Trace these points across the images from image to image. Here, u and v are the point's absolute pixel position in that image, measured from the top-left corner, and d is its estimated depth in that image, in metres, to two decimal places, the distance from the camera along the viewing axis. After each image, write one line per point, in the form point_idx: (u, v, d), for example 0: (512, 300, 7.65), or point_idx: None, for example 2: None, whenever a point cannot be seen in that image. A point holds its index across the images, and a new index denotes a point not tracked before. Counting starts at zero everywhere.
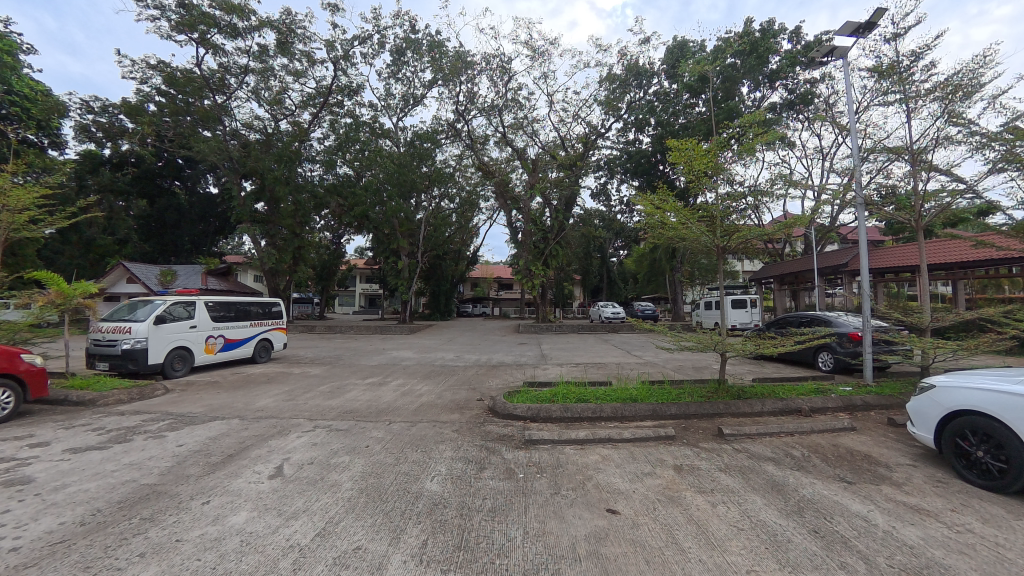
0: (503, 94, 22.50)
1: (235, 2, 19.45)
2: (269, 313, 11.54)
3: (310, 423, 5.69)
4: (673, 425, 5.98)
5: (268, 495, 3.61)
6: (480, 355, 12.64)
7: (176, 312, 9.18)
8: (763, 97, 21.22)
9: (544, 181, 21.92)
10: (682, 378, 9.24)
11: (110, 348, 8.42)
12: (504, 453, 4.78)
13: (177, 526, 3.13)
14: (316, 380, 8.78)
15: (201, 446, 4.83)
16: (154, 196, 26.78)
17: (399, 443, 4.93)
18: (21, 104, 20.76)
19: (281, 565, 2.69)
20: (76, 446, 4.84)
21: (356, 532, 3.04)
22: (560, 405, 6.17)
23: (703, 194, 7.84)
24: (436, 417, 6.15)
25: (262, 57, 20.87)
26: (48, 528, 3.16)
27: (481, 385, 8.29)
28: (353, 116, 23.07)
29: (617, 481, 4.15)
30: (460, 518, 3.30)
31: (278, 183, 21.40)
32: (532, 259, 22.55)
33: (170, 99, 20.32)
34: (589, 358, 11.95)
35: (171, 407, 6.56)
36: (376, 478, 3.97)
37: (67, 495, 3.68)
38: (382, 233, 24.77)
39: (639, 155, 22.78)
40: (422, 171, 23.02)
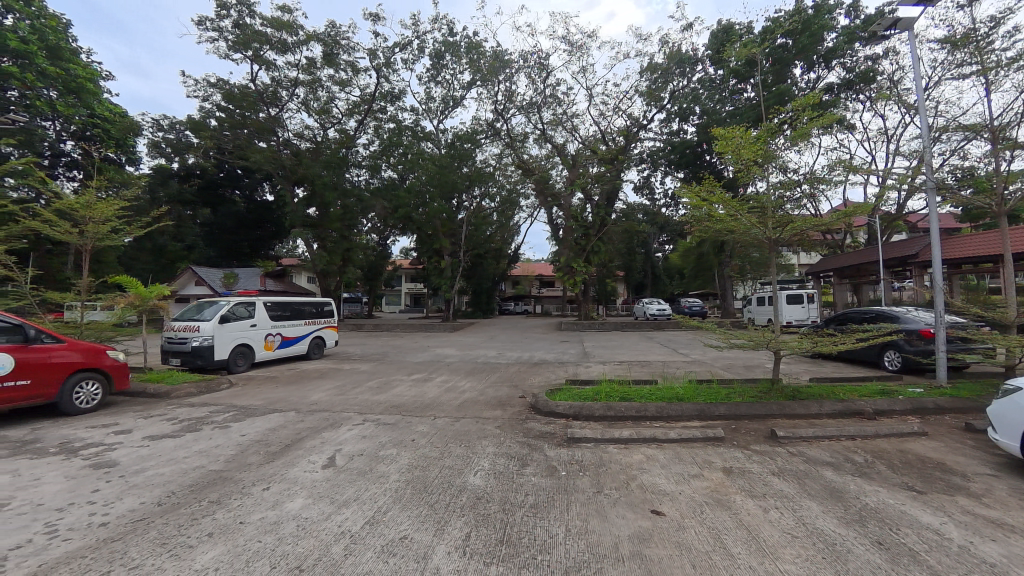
0: (542, 91, 22.48)
1: (285, 19, 20.63)
2: (321, 312, 12.11)
3: (360, 417, 5.94)
4: (721, 426, 5.74)
5: (321, 483, 3.81)
6: (521, 353, 12.70)
7: (237, 312, 9.82)
8: (817, 78, 20.02)
9: (585, 177, 21.69)
10: (732, 377, 8.85)
11: (181, 346, 9.16)
12: (546, 450, 4.80)
13: (242, 509, 3.38)
14: (364, 376, 9.17)
15: (261, 436, 5.18)
16: (216, 205, 29.18)
17: (444, 438, 5.06)
18: (102, 126, 23.04)
19: (333, 550, 2.83)
20: (153, 434, 5.33)
21: (403, 522, 3.16)
22: (602, 404, 6.09)
23: (753, 183, 7.45)
24: (478, 413, 6.22)
25: (310, 69, 22.01)
26: (130, 507, 3.50)
27: (523, 382, 8.32)
28: (396, 121, 23.94)
29: (662, 482, 4.05)
30: (502, 513, 3.35)
31: (327, 188, 22.41)
32: (573, 256, 22.27)
33: (229, 114, 21.91)
34: (633, 356, 11.69)
35: (235, 400, 7.08)
36: (421, 470, 4.10)
37: (146, 477, 4.07)
38: (425, 234, 25.17)
39: (683, 146, 22.03)
40: (462, 171, 23.73)
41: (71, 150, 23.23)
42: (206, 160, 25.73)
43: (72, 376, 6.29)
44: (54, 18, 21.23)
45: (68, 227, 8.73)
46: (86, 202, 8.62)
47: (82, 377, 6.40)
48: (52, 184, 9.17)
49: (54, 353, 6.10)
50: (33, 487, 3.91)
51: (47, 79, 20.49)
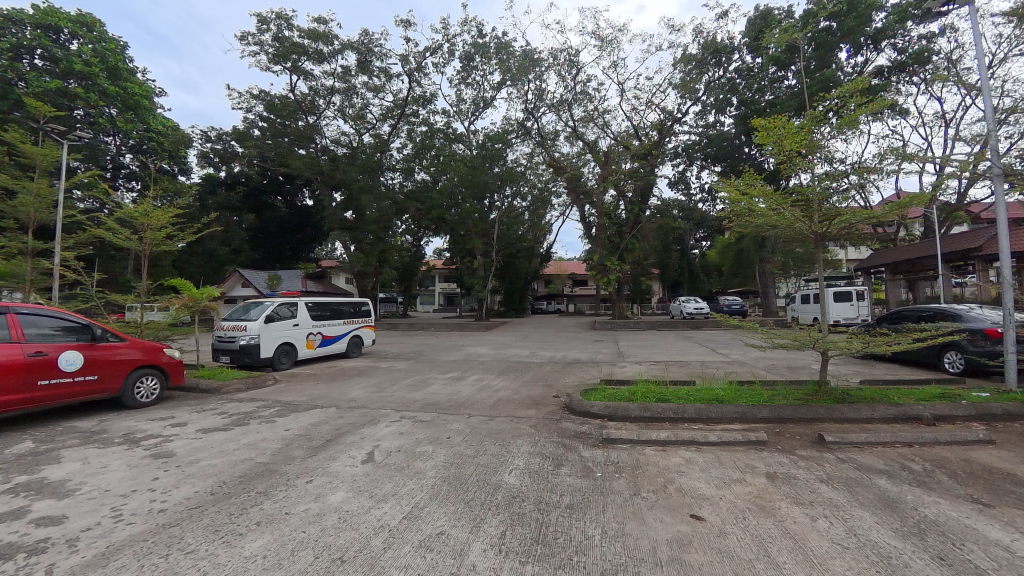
0: (572, 88, 22.28)
1: (321, 30, 21.41)
2: (358, 312, 12.45)
3: (396, 414, 6.08)
4: (765, 429, 5.50)
5: (360, 478, 3.91)
6: (554, 352, 12.61)
7: (280, 312, 10.25)
8: (866, 61, 18.87)
9: (617, 174, 21.31)
10: (777, 378, 8.45)
11: (230, 344, 9.66)
12: (581, 450, 4.74)
13: (287, 501, 3.52)
14: (400, 374, 9.37)
15: (304, 431, 5.38)
16: (260, 211, 30.65)
17: (478, 436, 5.10)
18: (157, 139, 24.62)
19: (373, 543, 2.90)
20: (206, 427, 5.65)
21: (439, 518, 3.19)
22: (638, 404, 5.96)
23: (796, 175, 7.09)
24: (512, 412, 6.22)
25: (346, 78, 22.77)
26: (186, 495, 3.72)
27: (556, 382, 8.27)
28: (428, 124, 24.38)
29: (702, 487, 3.90)
30: (538, 513, 3.32)
31: (363, 192, 23.02)
32: (606, 254, 21.91)
33: (271, 124, 22.95)
34: (669, 356, 11.38)
35: (279, 396, 7.40)
36: (457, 468, 4.13)
37: (199, 467, 4.31)
38: (457, 234, 25.47)
39: (720, 139, 21.27)
40: (494, 171, 23.85)
41: (130, 162, 24.99)
42: (250, 168, 27.04)
43: (133, 372, 6.76)
44: (113, 41, 23.17)
45: (128, 234, 9.38)
46: (144, 210, 9.24)
47: (142, 372, 6.87)
48: (114, 194, 9.88)
49: (117, 350, 6.57)
50: (100, 474, 4.22)
51: (109, 98, 22.22)
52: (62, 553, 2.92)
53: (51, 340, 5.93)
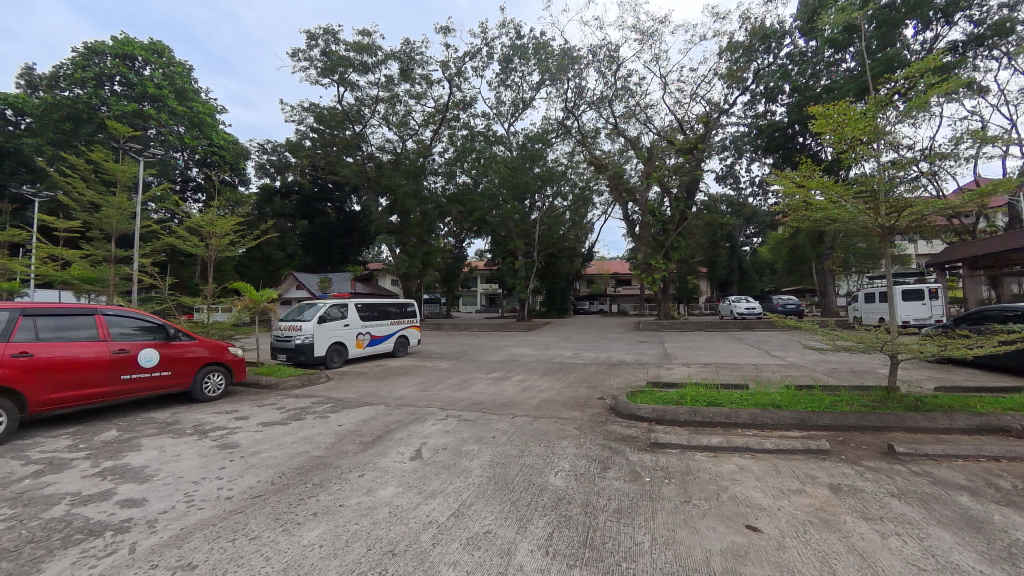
0: (613, 84, 21.89)
1: (365, 42, 22.26)
2: (405, 313, 12.83)
3: (442, 412, 6.19)
4: (827, 438, 5.13)
5: (409, 474, 4.01)
6: (598, 353, 12.42)
7: (332, 313, 10.73)
8: (936, 36, 17.26)
9: (661, 170, 20.68)
10: (839, 383, 7.88)
11: (286, 343, 10.23)
12: (629, 454, 4.63)
13: (340, 493, 3.67)
14: (444, 373, 9.55)
15: (355, 427, 5.60)
16: (313, 217, 32.33)
17: (523, 436, 5.09)
18: (219, 153, 26.51)
19: (422, 538, 2.96)
20: (267, 421, 6.01)
21: (485, 517, 3.21)
22: (687, 408, 5.75)
23: (858, 164, 6.57)
24: (556, 413, 6.17)
25: (389, 86, 23.55)
26: (249, 484, 3.96)
27: (601, 383, 8.13)
28: (468, 127, 24.76)
29: (758, 496, 3.69)
30: (585, 515, 3.27)
31: (408, 196, 23.63)
32: (651, 253, 21.33)
33: (321, 134, 24.13)
34: (719, 359, 10.92)
35: (332, 393, 7.75)
36: (502, 467, 4.15)
37: (261, 458, 4.59)
38: (499, 236, 25.72)
39: (771, 129, 20.15)
40: (534, 172, 23.88)
41: (197, 175, 27.07)
42: (303, 177, 28.53)
43: (201, 368, 7.31)
44: (180, 65, 25.27)
45: (196, 242, 10.14)
46: (209, 219, 9.96)
47: (209, 369, 7.43)
48: (184, 205, 10.71)
49: (188, 349, 7.14)
50: (175, 462, 4.59)
51: (177, 117, 24.18)
52: (143, 533, 3.20)
53: (132, 339, 6.49)
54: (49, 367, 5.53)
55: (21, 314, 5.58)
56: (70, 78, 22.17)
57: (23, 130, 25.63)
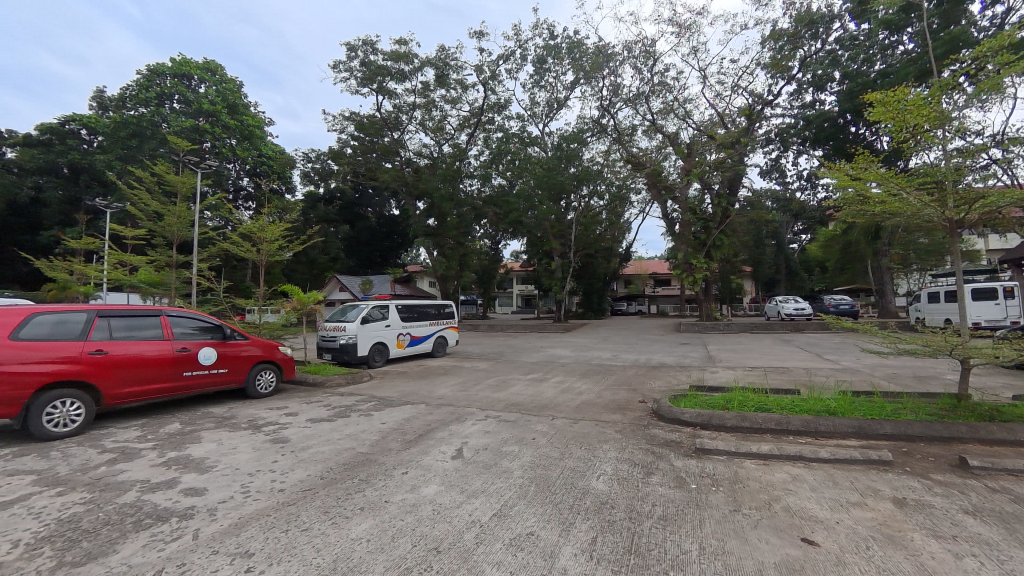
0: (649, 80, 21.42)
1: (402, 51, 22.89)
2: (443, 313, 13.03)
3: (481, 413, 6.24)
4: (890, 448, 4.78)
5: (451, 473, 4.07)
6: (638, 355, 12.15)
7: (373, 314, 11.06)
8: (1010, 10, 15.74)
9: (702, 166, 19.99)
10: (902, 389, 7.32)
11: (331, 342, 10.62)
12: (673, 459, 4.48)
13: (385, 489, 3.77)
14: (483, 374, 9.62)
15: (397, 425, 5.74)
16: (354, 221, 33.53)
17: (564, 439, 5.04)
18: (268, 163, 28.00)
19: (466, 537, 2.98)
20: (314, 418, 6.25)
21: (528, 518, 3.20)
22: (734, 413, 5.52)
23: (920, 154, 6.09)
24: (596, 416, 6.08)
25: (425, 93, 24.09)
26: (300, 478, 4.14)
27: (641, 386, 7.95)
28: (503, 129, 24.90)
29: (814, 508, 3.48)
30: (629, 521, 3.20)
31: (444, 199, 24.06)
32: (692, 252, 20.69)
33: (361, 142, 25.02)
34: (768, 362, 10.44)
35: (375, 392, 7.98)
36: (544, 469, 4.12)
37: (309, 454, 4.78)
38: (535, 236, 25.78)
39: (820, 119, 19.02)
40: (570, 172, 23.72)
41: (248, 185, 28.68)
42: (344, 183, 29.61)
43: (254, 367, 7.73)
44: (231, 81, 26.90)
45: (249, 247, 10.72)
46: (261, 226, 10.52)
47: (261, 367, 7.83)
48: (237, 212, 11.35)
49: (242, 348, 7.55)
50: (232, 455, 4.86)
51: (229, 131, 25.84)
52: (205, 520, 3.40)
53: (193, 338, 6.93)
54: (120, 364, 6.00)
55: (97, 314, 6.06)
56: (136, 99, 24.10)
57: (97, 149, 28.07)
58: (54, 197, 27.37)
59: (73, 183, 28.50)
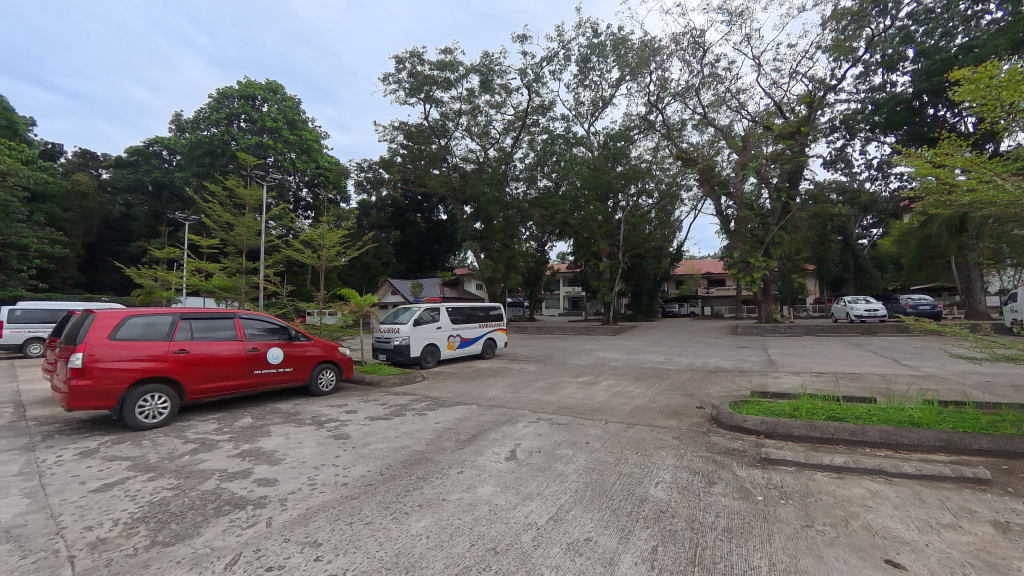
0: (700, 71, 20.61)
1: (448, 60, 23.49)
2: (492, 315, 13.18)
3: (533, 415, 6.25)
4: (988, 465, 4.27)
5: (505, 474, 4.09)
6: (693, 359, 11.68)
7: (425, 316, 11.37)
8: None
9: (759, 159, 18.91)
10: (1000, 400, 6.53)
11: (386, 343, 11.05)
12: (736, 469, 4.26)
13: (443, 488, 3.86)
14: (533, 376, 9.63)
15: (451, 425, 5.87)
16: (405, 227, 34.76)
17: (618, 444, 4.94)
18: (325, 173, 29.64)
19: (523, 539, 2.99)
20: (372, 416, 6.52)
21: (586, 524, 3.15)
22: (802, 422, 5.17)
23: (1017, 135, 5.42)
24: (651, 421, 5.91)
25: (470, 99, 24.55)
26: (361, 473, 4.32)
27: (698, 391, 7.63)
28: (548, 131, 24.87)
29: (899, 527, 3.18)
30: (692, 532, 3.07)
31: (491, 203, 24.35)
32: (749, 250, 19.64)
33: (410, 150, 25.88)
34: (837, 367, 9.71)
35: (428, 392, 8.21)
36: (599, 474, 4.05)
37: (369, 450, 4.99)
38: (582, 237, 25.52)
39: (891, 102, 17.43)
40: (617, 171, 23.26)
41: (307, 196, 30.47)
42: (395, 191, 30.74)
43: (316, 366, 8.19)
44: (291, 99, 28.74)
45: (310, 253, 11.37)
46: (321, 233, 11.14)
47: (323, 366, 8.28)
48: (299, 221, 12.08)
49: (306, 348, 8.02)
50: (299, 449, 5.17)
51: (290, 145, 27.67)
52: (277, 510, 3.63)
53: (262, 339, 7.44)
54: (201, 362, 6.56)
55: (180, 317, 6.64)
56: (209, 120, 25.98)
57: (176, 166, 30.86)
58: (141, 212, 30.37)
59: (157, 198, 31.51)
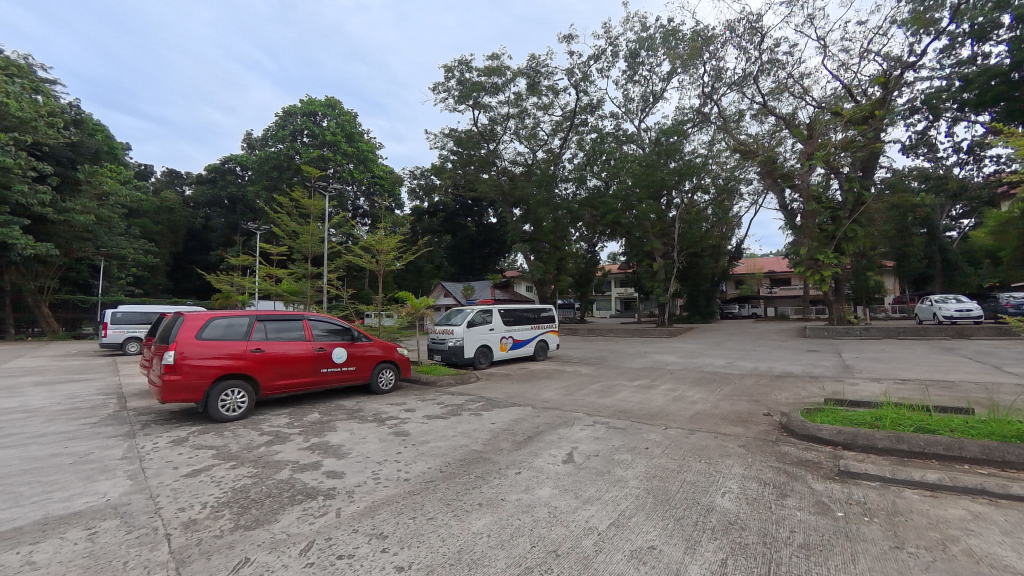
0: (758, 58, 19.50)
1: (495, 65, 23.82)
2: (543, 317, 13.20)
3: (589, 418, 6.18)
4: None
5: (564, 477, 4.08)
6: (757, 363, 11.06)
7: (478, 318, 11.58)
8: None
9: (827, 149, 17.55)
10: None
11: (441, 345, 11.37)
12: (811, 482, 3.98)
13: (501, 488, 3.91)
14: (587, 379, 9.53)
15: (507, 425, 5.94)
16: (456, 230, 35.64)
17: (680, 450, 4.78)
18: (380, 182, 31.00)
19: (584, 543, 2.97)
20: (430, 414, 6.74)
21: (649, 532, 3.08)
22: (886, 433, 4.74)
23: None
24: (714, 427, 5.66)
25: (518, 103, 24.73)
26: (422, 470, 4.49)
27: (764, 397, 7.21)
28: (597, 130, 24.51)
29: (1010, 556, 2.83)
30: (765, 546, 2.91)
31: (540, 205, 24.38)
32: (818, 246, 18.30)
33: (460, 156, 26.50)
34: (926, 373, 8.80)
35: (483, 392, 8.36)
36: (661, 481, 3.94)
37: (429, 448, 5.16)
38: (634, 237, 24.94)
39: (983, 77, 15.57)
40: (670, 167, 22.50)
41: (364, 204, 32.04)
42: (446, 196, 31.55)
43: (376, 365, 8.58)
44: (348, 113, 30.36)
45: (370, 258, 11.92)
46: (379, 239, 11.66)
47: (382, 365, 8.66)
48: (358, 228, 12.70)
49: (367, 348, 8.43)
50: (363, 444, 5.45)
51: (348, 157, 29.26)
52: (346, 501, 3.85)
53: (327, 339, 7.89)
54: (273, 360, 7.08)
55: (255, 319, 7.19)
56: (276, 137, 28.04)
57: (248, 181, 33.51)
58: (219, 224, 33.26)
59: (232, 211, 34.35)
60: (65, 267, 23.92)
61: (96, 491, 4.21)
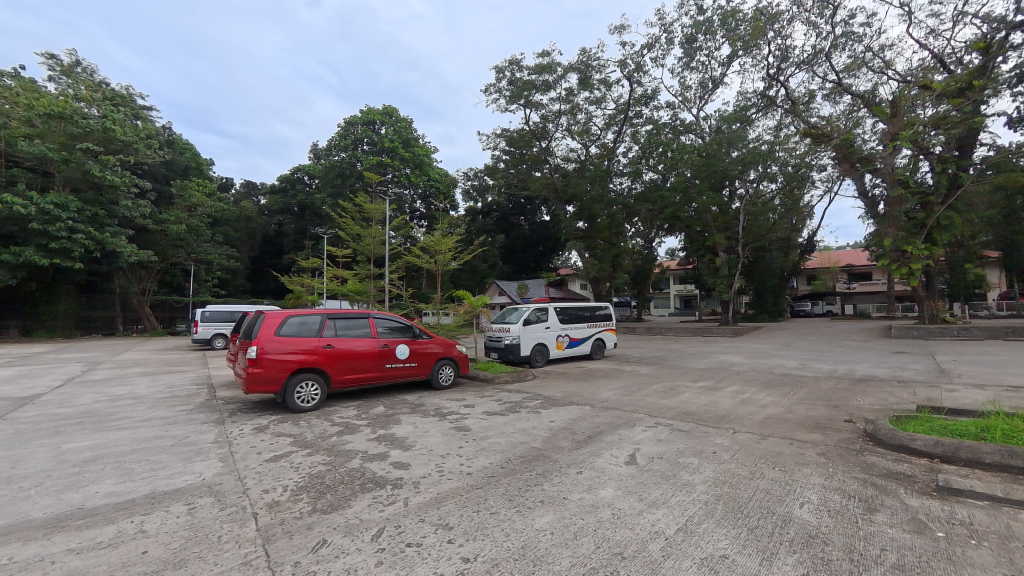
0: (831, 32, 17.93)
1: (546, 62, 23.70)
2: (599, 315, 13.01)
3: (651, 419, 6.03)
4: None
5: (626, 479, 4.03)
6: (836, 365, 10.21)
7: (533, 316, 11.64)
8: None
9: (914, 127, 15.81)
10: None
11: (497, 343, 11.54)
12: (904, 497, 3.64)
13: (563, 486, 3.94)
14: (647, 379, 9.29)
15: (566, 424, 5.94)
16: (509, 229, 35.98)
17: (750, 456, 4.55)
18: (435, 184, 31.94)
19: (650, 547, 2.93)
20: (489, 411, 6.89)
21: (720, 540, 2.98)
22: (996, 447, 4.22)
23: None
24: (788, 433, 5.32)
25: (569, 98, 24.47)
26: (484, 465, 4.61)
27: (844, 402, 6.66)
28: (652, 121, 23.68)
29: None
30: (851, 564, 2.71)
31: (594, 201, 24.02)
32: (905, 236, 16.53)
33: (512, 155, 26.66)
34: None
35: (539, 390, 8.41)
36: (731, 487, 3.79)
37: (489, 444, 5.28)
38: (694, 231, 23.89)
39: None
40: (733, 156, 21.21)
41: (421, 207, 33.18)
42: (499, 196, 31.91)
43: (437, 361, 8.90)
44: (404, 119, 31.54)
45: (429, 259, 12.27)
46: (437, 240, 12.02)
47: (442, 362, 8.97)
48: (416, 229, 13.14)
49: (427, 345, 8.75)
50: (425, 437, 5.69)
51: (405, 161, 30.48)
52: (412, 491, 4.05)
53: (391, 336, 8.28)
54: (342, 356, 7.56)
55: (326, 317, 7.68)
56: (339, 146, 29.68)
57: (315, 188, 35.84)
58: (290, 229, 35.86)
59: (301, 217, 36.88)
60: (163, 271, 26.88)
61: (194, 471, 4.73)
